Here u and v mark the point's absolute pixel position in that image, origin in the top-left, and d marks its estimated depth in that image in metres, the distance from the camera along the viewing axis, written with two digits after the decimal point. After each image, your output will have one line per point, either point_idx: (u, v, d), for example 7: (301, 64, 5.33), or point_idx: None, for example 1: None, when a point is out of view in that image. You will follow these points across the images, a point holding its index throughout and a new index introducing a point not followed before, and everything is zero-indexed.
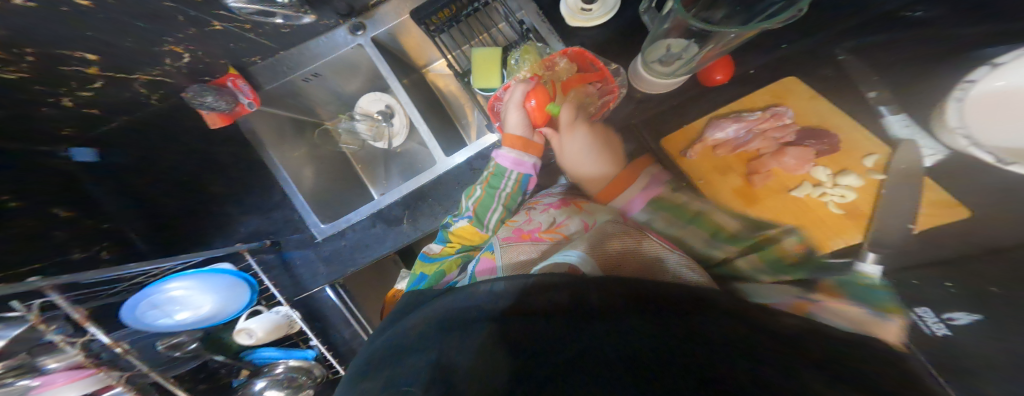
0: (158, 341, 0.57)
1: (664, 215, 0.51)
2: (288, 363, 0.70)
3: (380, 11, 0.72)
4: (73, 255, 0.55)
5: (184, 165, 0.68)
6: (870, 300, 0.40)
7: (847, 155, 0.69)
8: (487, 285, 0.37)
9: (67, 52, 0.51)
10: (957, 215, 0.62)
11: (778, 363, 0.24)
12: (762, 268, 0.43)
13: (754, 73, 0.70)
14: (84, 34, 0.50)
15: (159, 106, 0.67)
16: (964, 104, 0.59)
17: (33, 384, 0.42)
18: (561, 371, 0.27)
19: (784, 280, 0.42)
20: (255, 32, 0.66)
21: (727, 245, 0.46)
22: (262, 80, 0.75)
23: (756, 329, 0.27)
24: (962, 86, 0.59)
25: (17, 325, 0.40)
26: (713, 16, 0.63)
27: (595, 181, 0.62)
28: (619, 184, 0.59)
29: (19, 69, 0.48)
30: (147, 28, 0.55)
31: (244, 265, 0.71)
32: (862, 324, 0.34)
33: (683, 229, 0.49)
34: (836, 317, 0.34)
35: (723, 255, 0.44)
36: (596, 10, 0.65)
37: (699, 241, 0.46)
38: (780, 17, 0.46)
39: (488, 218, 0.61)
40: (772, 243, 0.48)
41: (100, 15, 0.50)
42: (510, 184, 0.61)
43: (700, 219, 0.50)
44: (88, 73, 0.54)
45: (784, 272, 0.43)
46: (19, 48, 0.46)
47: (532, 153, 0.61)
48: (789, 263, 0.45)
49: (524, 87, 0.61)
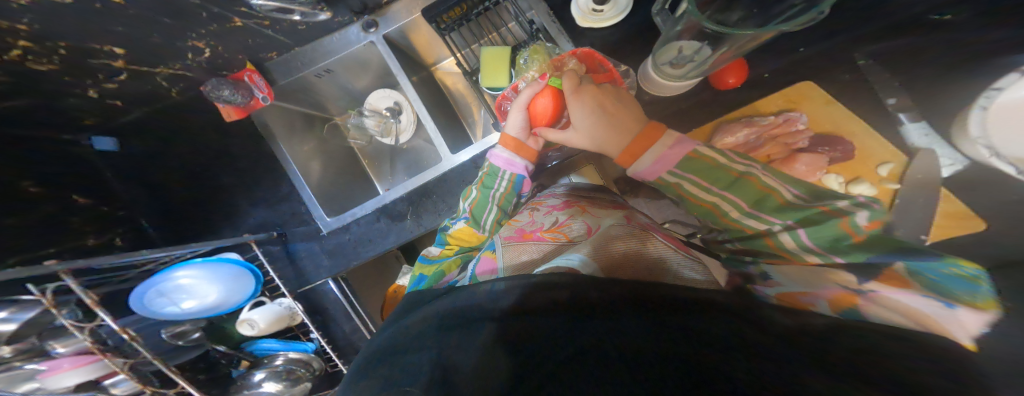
0: (164, 330, 0.58)
1: (695, 178, 0.51)
2: (288, 355, 0.70)
3: (392, 9, 0.73)
4: (87, 241, 0.57)
5: (198, 156, 0.70)
6: (948, 291, 0.31)
7: (861, 162, 0.67)
8: (487, 284, 0.35)
9: (96, 46, 0.54)
10: (973, 225, 0.60)
11: (787, 371, 0.23)
12: (809, 245, 0.41)
13: (768, 77, 0.69)
14: (113, 29, 0.54)
15: (176, 98, 0.67)
16: (988, 113, 0.56)
17: (42, 369, 0.44)
18: (560, 377, 0.26)
19: (835, 262, 0.39)
20: (273, 28, 0.67)
21: (768, 213, 0.45)
22: (277, 76, 0.76)
23: (768, 335, 0.26)
24: (987, 94, 0.56)
25: (32, 308, 0.42)
26: (728, 19, 0.62)
27: (617, 141, 0.56)
28: (644, 141, 0.54)
29: (51, 62, 0.52)
30: (172, 24, 0.58)
31: (250, 255, 0.72)
32: (924, 321, 0.29)
33: (719, 195, 0.49)
34: (891, 311, 0.31)
35: (761, 227, 0.45)
36: (607, 11, 0.65)
37: (735, 210, 0.48)
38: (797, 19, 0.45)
39: (484, 219, 0.61)
40: (837, 216, 0.40)
41: (126, 11, 0.53)
42: (503, 184, 0.60)
43: (741, 182, 0.48)
44: (114, 67, 0.58)
45: (839, 254, 0.39)
46: (52, 41, 0.50)
47: (523, 154, 0.60)
48: (851, 242, 0.38)
49: (532, 89, 0.59)
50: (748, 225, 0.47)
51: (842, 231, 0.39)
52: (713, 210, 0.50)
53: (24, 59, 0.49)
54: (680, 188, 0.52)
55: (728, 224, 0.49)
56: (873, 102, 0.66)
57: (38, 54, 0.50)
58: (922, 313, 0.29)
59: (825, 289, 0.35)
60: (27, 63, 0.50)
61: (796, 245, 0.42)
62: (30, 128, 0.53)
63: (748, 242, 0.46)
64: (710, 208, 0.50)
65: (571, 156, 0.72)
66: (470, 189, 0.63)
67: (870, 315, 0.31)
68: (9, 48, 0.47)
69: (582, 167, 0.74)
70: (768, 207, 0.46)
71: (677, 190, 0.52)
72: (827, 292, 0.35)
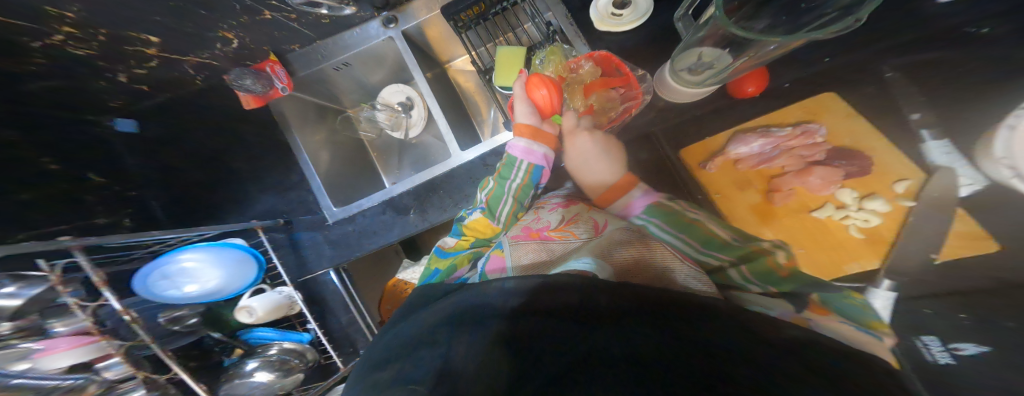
0: (160, 314, 0.56)
1: (659, 220, 0.50)
2: (282, 345, 0.69)
3: (412, 6, 0.73)
4: (97, 219, 0.56)
5: (215, 143, 0.71)
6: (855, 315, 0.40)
7: (878, 178, 0.67)
8: (498, 282, 0.35)
9: (134, 34, 0.55)
10: (989, 247, 0.59)
11: (780, 382, 0.23)
12: (752, 278, 0.43)
13: (785, 87, 0.68)
14: (153, 18, 0.55)
15: (200, 85, 0.68)
16: (1015, 132, 0.58)
17: (36, 348, 0.43)
18: (563, 381, 0.26)
19: (772, 292, 0.42)
20: (298, 21, 0.68)
21: (718, 252, 0.45)
22: (297, 67, 0.76)
23: (761, 342, 0.27)
24: (1018, 112, 0.58)
25: (39, 285, 0.42)
26: (755, 26, 0.60)
27: (597, 177, 0.61)
28: (615, 191, 0.58)
29: (89, 47, 0.53)
30: (207, 15, 0.59)
31: (255, 242, 0.73)
32: (858, 341, 0.35)
33: (677, 235, 0.48)
34: (836, 333, 0.35)
35: (715, 263, 0.44)
36: (626, 16, 0.65)
37: (689, 249, 0.45)
38: (832, 27, 0.45)
39: (500, 210, 0.60)
40: (764, 254, 0.44)
41: (167, 1, 0.54)
42: (521, 175, 0.59)
43: (696, 226, 0.48)
44: (146, 54, 0.59)
45: (773, 285, 0.42)
46: (93, 28, 0.51)
47: (540, 140, 0.60)
48: (779, 275, 0.43)
49: (523, 81, 0.62)
50: (704, 263, 0.44)
51: (770, 266, 0.43)
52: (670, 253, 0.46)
53: (64, 44, 0.50)
54: (647, 231, 0.50)
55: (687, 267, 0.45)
56: (890, 118, 0.66)
57: (79, 39, 0.51)
58: (854, 336, 0.35)
59: (781, 312, 0.37)
60: (66, 48, 0.51)
61: (741, 278, 0.43)
62: (63, 109, 0.54)
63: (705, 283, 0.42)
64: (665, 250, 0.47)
65: None
66: (487, 180, 0.63)
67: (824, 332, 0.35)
68: (51, 34, 0.48)
69: None
70: (716, 246, 0.46)
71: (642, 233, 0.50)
72: (787, 316, 0.37)
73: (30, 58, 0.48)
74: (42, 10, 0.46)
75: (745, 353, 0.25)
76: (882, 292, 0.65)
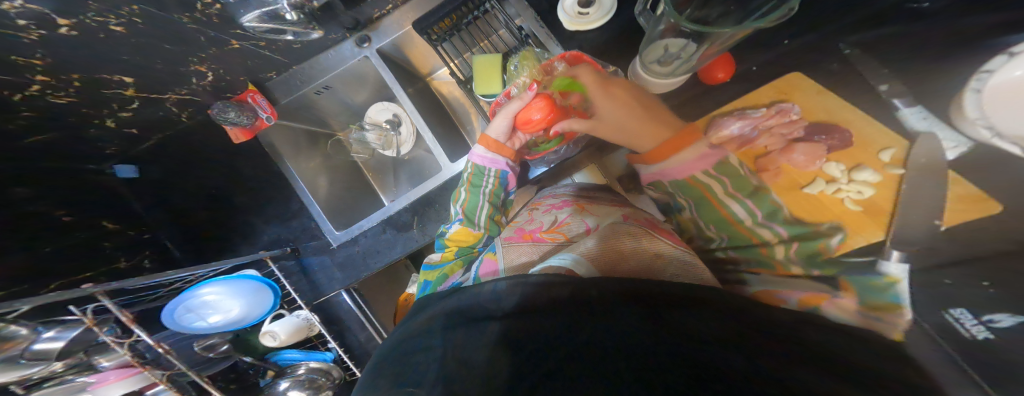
0: (195, 343, 0.61)
1: (724, 180, 0.47)
2: (309, 365, 0.73)
3: (384, 23, 0.75)
4: (120, 264, 0.61)
5: (214, 180, 0.74)
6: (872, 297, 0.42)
7: (861, 149, 0.68)
8: (490, 283, 0.37)
9: (108, 76, 0.56)
10: (990, 208, 0.57)
11: (768, 364, 0.24)
12: (797, 258, 0.45)
13: (756, 70, 0.69)
14: (120, 57, 0.56)
15: (187, 122, 0.70)
16: (982, 95, 0.55)
17: (91, 381, 0.47)
18: (561, 372, 0.27)
19: (813, 275, 0.44)
20: (270, 49, 0.70)
21: (779, 225, 0.46)
22: (278, 94, 0.79)
23: (748, 323, 0.28)
24: (977, 77, 0.55)
25: (76, 328, 0.45)
26: (708, 15, 0.61)
27: (652, 133, 0.53)
28: (677, 144, 0.50)
29: (68, 94, 0.54)
30: (174, 50, 0.60)
31: (268, 271, 0.75)
32: (870, 320, 0.36)
33: (748, 209, 0.46)
34: (848, 313, 0.36)
35: (768, 237, 0.45)
36: (593, 14, 0.65)
37: (751, 218, 0.46)
38: (773, 15, 0.45)
39: (478, 217, 0.61)
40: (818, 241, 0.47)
41: (130, 40, 0.55)
42: (491, 181, 0.61)
43: (761, 195, 0.47)
44: (126, 96, 0.60)
45: (815, 267, 0.45)
46: (66, 74, 0.52)
47: (505, 153, 0.61)
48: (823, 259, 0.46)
49: (521, 101, 0.58)
50: (760, 235, 0.45)
51: (817, 252, 0.46)
52: (728, 219, 0.46)
53: (44, 93, 0.52)
54: (709, 189, 0.47)
55: (742, 233, 0.46)
56: (866, 90, 0.66)
57: (55, 87, 0.52)
58: (866, 320, 0.36)
59: (799, 292, 0.38)
60: (48, 97, 0.52)
61: (785, 257, 0.44)
62: (56, 162, 0.56)
63: (746, 251, 0.45)
64: (723, 214, 0.46)
65: (565, 161, 0.72)
66: (459, 191, 0.64)
67: (835, 316, 0.35)
68: (29, 84, 0.50)
69: (585, 167, 0.76)
70: (780, 221, 0.46)
71: (703, 192, 0.47)
72: (800, 297, 0.37)
73: (18, 112, 0.50)
74: (11, 61, 0.46)
75: (726, 341, 0.27)
76: (896, 264, 0.63)
